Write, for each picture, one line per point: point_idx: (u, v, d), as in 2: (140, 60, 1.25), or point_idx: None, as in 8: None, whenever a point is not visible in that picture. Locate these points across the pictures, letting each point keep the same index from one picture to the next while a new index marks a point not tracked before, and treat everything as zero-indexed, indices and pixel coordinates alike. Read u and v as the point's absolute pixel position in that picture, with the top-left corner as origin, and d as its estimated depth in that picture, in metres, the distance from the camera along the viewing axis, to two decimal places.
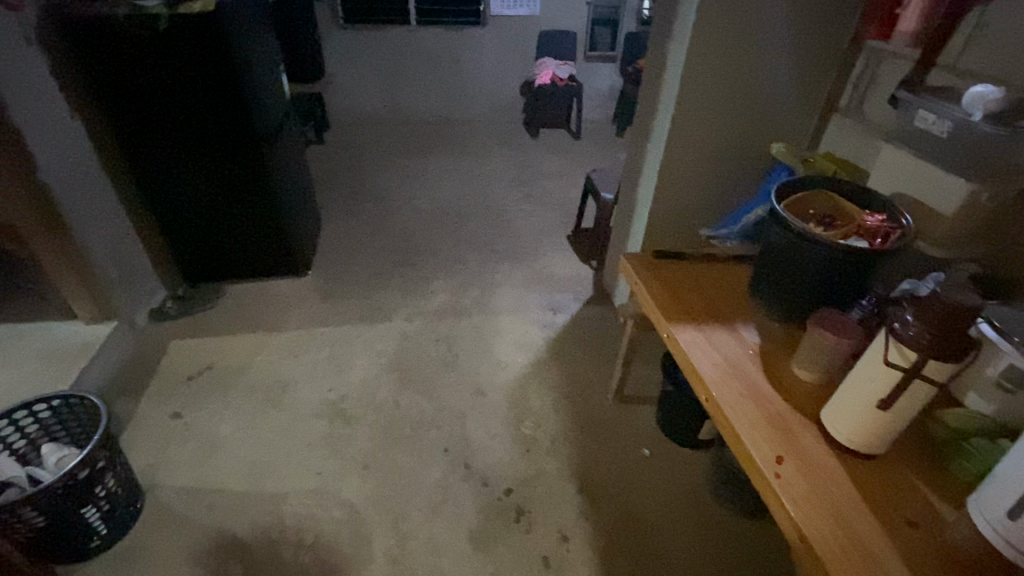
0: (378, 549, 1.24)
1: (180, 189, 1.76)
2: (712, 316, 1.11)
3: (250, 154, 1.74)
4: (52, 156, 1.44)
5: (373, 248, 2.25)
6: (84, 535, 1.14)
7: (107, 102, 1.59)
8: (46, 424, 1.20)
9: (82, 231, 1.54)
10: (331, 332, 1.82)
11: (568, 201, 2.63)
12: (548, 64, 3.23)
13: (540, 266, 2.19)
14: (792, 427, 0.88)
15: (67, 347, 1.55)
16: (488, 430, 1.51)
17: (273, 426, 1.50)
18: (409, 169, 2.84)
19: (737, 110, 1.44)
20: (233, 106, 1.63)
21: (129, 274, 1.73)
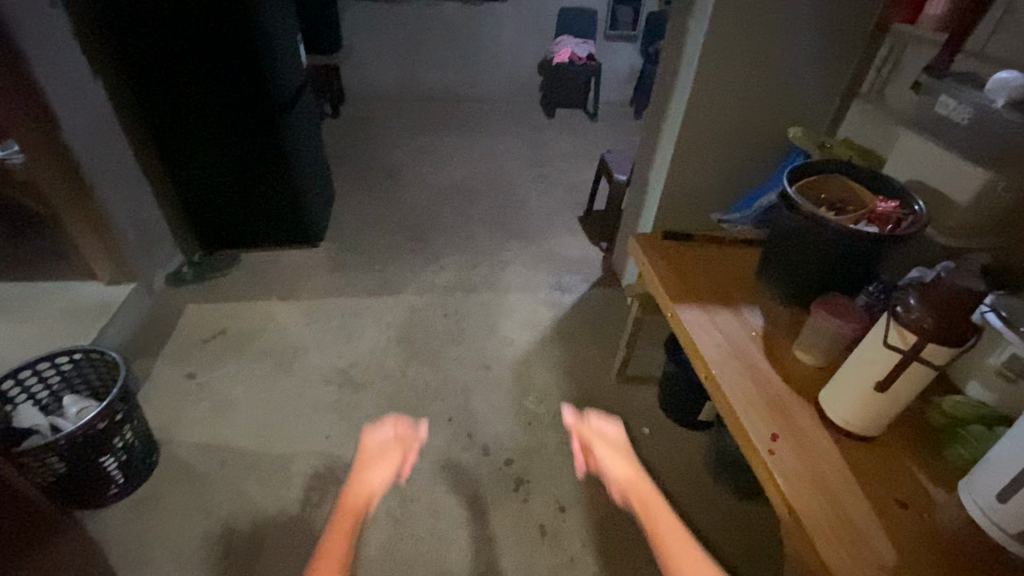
0: (380, 510, 1.28)
1: (197, 157, 1.79)
2: (718, 297, 1.12)
3: (268, 124, 1.75)
4: (76, 120, 1.47)
5: (385, 222, 2.27)
6: (103, 483, 1.20)
7: (129, 69, 1.61)
8: (67, 376, 1.25)
9: (103, 194, 1.57)
10: (342, 302, 1.85)
11: (582, 182, 2.62)
12: (567, 43, 3.22)
13: (550, 245, 2.19)
14: (789, 406, 0.90)
15: (88, 306, 1.61)
16: (493, 402, 1.54)
17: (283, 390, 1.54)
18: (423, 144, 2.83)
19: (755, 93, 1.42)
20: (253, 75, 1.65)
21: (147, 237, 1.77)
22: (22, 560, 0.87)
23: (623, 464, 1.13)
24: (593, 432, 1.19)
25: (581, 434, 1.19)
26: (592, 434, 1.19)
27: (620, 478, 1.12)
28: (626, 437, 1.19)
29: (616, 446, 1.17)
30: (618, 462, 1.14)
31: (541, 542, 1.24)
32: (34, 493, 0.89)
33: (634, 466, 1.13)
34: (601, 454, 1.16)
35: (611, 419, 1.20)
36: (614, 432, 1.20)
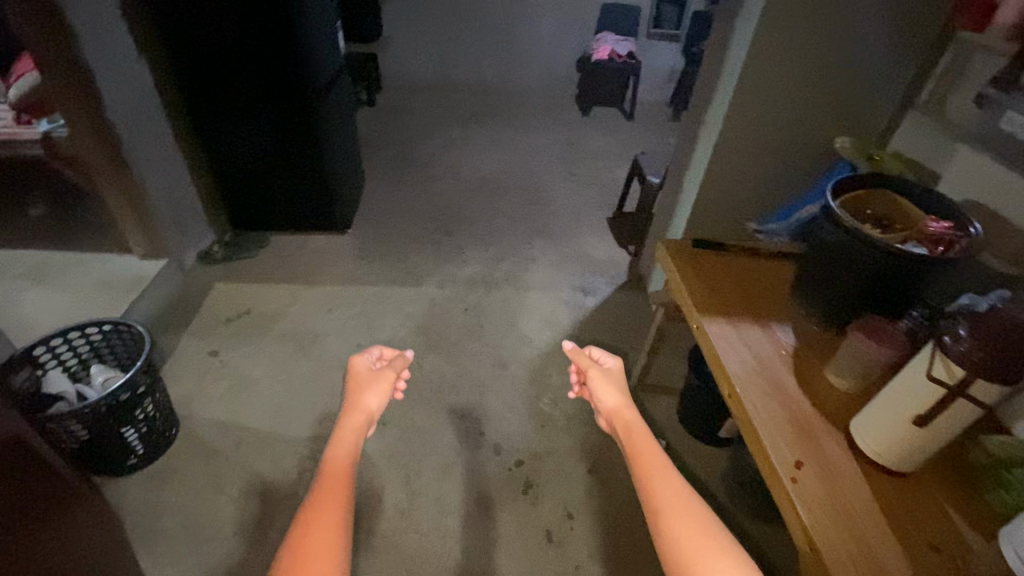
0: (389, 502, 1.28)
1: (234, 139, 1.82)
2: (748, 312, 1.07)
3: (303, 109, 1.77)
4: (119, 96, 1.50)
5: (413, 212, 2.27)
6: (123, 453, 1.23)
7: (173, 46, 1.64)
8: (96, 346, 1.27)
9: (141, 170, 1.61)
10: (364, 290, 1.86)
11: (613, 182, 2.57)
12: (607, 40, 3.16)
13: (576, 246, 2.16)
14: (816, 432, 0.85)
15: (122, 279, 1.66)
16: (507, 401, 1.52)
17: (301, 374, 1.56)
18: (455, 136, 2.82)
19: (802, 99, 1.35)
20: (292, 60, 1.67)
21: (181, 214, 1.81)
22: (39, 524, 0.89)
23: (614, 391, 1.05)
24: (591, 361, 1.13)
25: (580, 363, 1.11)
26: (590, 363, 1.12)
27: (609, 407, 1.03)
28: (624, 373, 1.12)
29: (613, 375, 1.10)
30: (611, 388, 1.06)
31: (546, 548, 1.22)
32: (55, 461, 0.91)
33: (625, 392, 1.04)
34: (595, 383, 1.08)
35: (612, 354, 1.15)
36: (614, 368, 1.14)
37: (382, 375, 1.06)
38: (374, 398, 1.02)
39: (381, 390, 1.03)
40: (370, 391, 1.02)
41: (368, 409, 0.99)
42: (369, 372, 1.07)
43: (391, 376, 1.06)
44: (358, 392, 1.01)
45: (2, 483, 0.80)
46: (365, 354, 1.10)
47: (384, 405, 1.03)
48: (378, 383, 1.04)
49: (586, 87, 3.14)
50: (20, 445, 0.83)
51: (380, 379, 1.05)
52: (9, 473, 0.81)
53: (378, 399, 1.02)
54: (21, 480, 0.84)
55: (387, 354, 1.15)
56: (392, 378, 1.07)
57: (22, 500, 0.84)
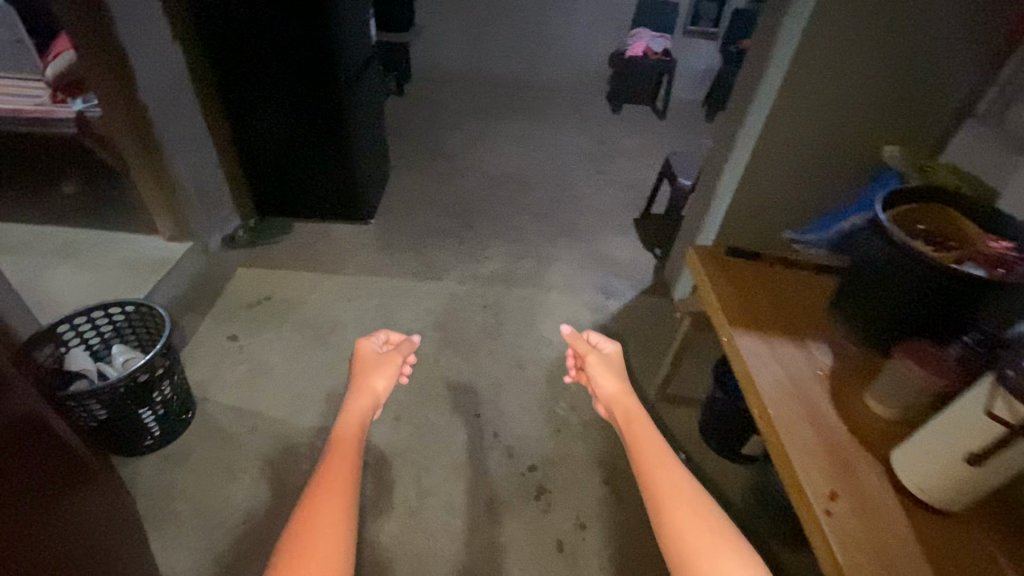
0: (398, 499, 1.26)
1: (262, 124, 1.82)
2: (783, 327, 1.01)
3: (332, 96, 1.75)
4: (153, 78, 1.51)
5: (436, 204, 2.25)
6: (139, 433, 1.24)
7: (208, 30, 1.64)
8: (119, 326, 1.28)
9: (172, 153, 1.63)
10: (384, 281, 1.85)
11: (641, 182, 2.51)
12: (642, 36, 3.07)
13: (601, 247, 2.11)
14: (853, 461, 0.80)
15: (148, 260, 1.68)
16: (523, 403, 1.49)
17: (318, 363, 1.55)
18: (482, 129, 2.79)
19: (851, 103, 1.28)
20: (323, 45, 1.65)
21: (209, 197, 1.82)
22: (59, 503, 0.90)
23: (612, 374, 1.06)
24: (590, 347, 1.13)
25: (577, 348, 1.13)
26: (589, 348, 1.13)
27: (608, 390, 1.04)
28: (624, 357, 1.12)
29: (611, 361, 1.10)
30: (609, 374, 1.06)
31: (556, 557, 1.18)
32: (72, 443, 0.93)
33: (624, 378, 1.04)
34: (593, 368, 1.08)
35: (611, 339, 1.15)
36: (612, 352, 1.13)
37: (388, 357, 1.08)
38: (379, 380, 1.02)
39: (386, 373, 1.05)
40: (377, 373, 1.04)
41: (375, 391, 1.00)
42: (376, 355, 1.09)
43: (397, 359, 1.08)
44: (366, 371, 1.03)
45: (19, 461, 0.80)
46: (372, 337, 1.12)
47: (389, 388, 1.03)
48: (383, 366, 1.05)
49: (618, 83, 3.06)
50: (38, 422, 0.84)
51: (386, 361, 1.06)
52: (28, 449, 0.81)
53: (386, 380, 1.03)
54: (38, 458, 0.84)
55: (394, 338, 1.18)
56: (397, 361, 1.08)
57: (40, 476, 0.84)
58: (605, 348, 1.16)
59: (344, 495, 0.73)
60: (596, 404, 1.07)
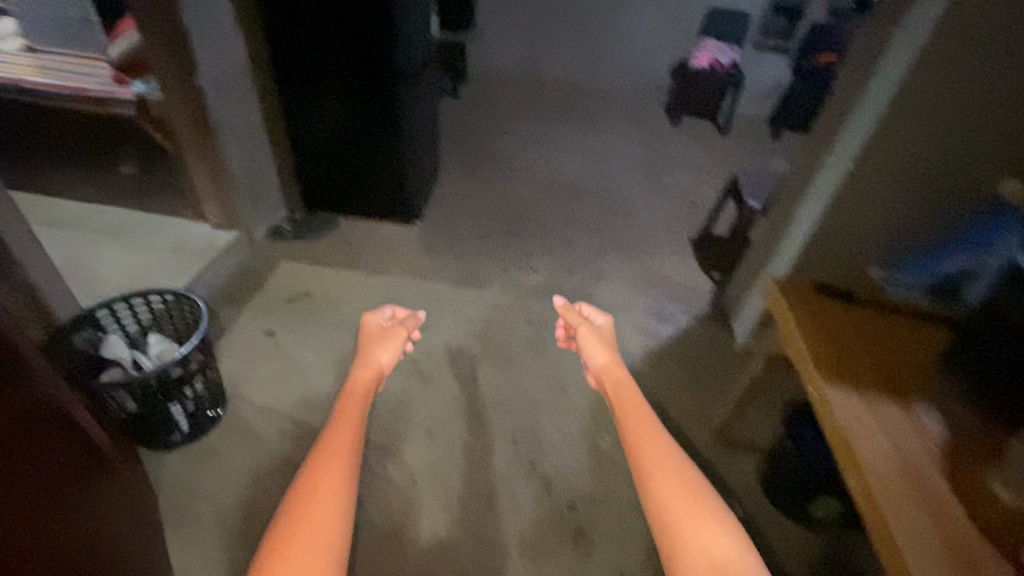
0: (426, 525, 1.18)
1: (317, 121, 1.79)
2: (884, 388, 0.91)
3: (389, 94, 1.70)
4: (213, 63, 1.50)
5: (484, 209, 2.17)
6: (168, 428, 1.19)
7: (271, 23, 1.61)
8: (157, 314, 1.24)
9: (226, 141, 1.61)
10: (426, 286, 1.78)
11: (701, 199, 2.36)
12: (709, 48, 2.88)
13: (655, 267, 1.98)
14: (975, 560, 0.71)
15: (195, 246, 1.67)
16: (564, 430, 1.38)
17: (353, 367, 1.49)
18: (535, 134, 2.70)
19: (978, 142, 1.11)
20: (384, 42, 1.60)
21: (258, 187, 1.80)
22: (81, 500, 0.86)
23: (603, 348, 1.25)
24: (581, 320, 1.33)
25: (570, 319, 1.34)
26: (580, 320, 1.33)
27: (598, 361, 1.23)
28: (613, 329, 1.32)
29: (602, 333, 1.30)
30: (600, 346, 1.25)
31: None
32: (93, 435, 0.89)
33: (612, 350, 1.24)
34: (585, 339, 1.28)
35: (602, 313, 1.35)
36: (604, 325, 1.34)
37: (392, 331, 1.26)
38: (384, 355, 1.21)
39: (392, 346, 1.23)
40: (381, 345, 1.23)
41: (379, 362, 1.19)
42: (380, 329, 1.28)
43: (402, 333, 1.26)
44: (371, 346, 1.22)
45: (42, 455, 0.76)
46: (378, 312, 1.32)
47: (393, 361, 1.22)
48: (388, 339, 1.24)
49: (682, 95, 2.90)
50: (55, 409, 0.79)
51: (391, 335, 1.25)
52: (44, 438, 0.76)
53: (389, 352, 1.22)
54: (54, 447, 0.79)
55: (400, 314, 1.36)
56: (402, 334, 1.26)
57: (55, 468, 0.78)
58: (596, 320, 1.36)
59: (349, 454, 0.90)
60: (588, 372, 1.26)
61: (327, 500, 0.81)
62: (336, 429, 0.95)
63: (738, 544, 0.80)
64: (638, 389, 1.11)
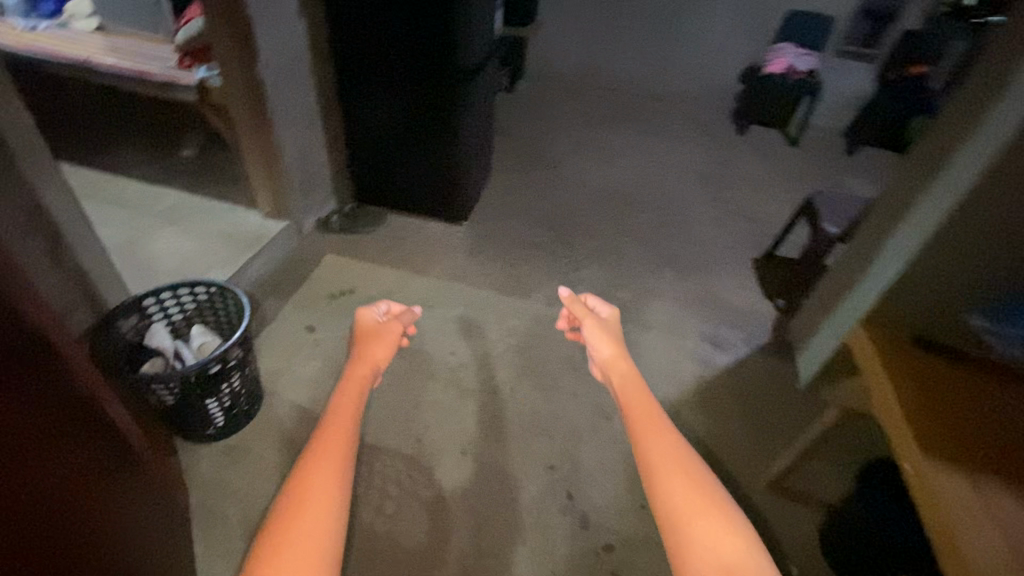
0: (453, 552, 1.12)
1: (371, 113, 1.75)
2: (998, 467, 0.79)
3: (447, 92, 1.65)
4: (274, 53, 1.48)
5: (534, 214, 2.09)
6: (203, 423, 1.18)
7: (335, 16, 1.58)
8: (201, 305, 1.23)
9: (281, 132, 1.60)
10: (469, 292, 1.72)
11: (766, 217, 2.19)
12: (784, 52, 2.63)
13: (713, 288, 1.85)
14: None
15: (245, 236, 1.67)
16: (605, 462, 1.29)
17: (390, 372, 1.45)
18: (592, 136, 2.59)
19: None
20: (446, 38, 1.54)
21: (309, 179, 1.78)
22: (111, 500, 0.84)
23: (609, 340, 1.04)
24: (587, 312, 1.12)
25: (574, 311, 1.13)
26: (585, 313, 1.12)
27: (604, 355, 1.01)
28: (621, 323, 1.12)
29: (606, 326, 1.09)
30: (603, 339, 1.03)
31: None
32: (126, 433, 0.87)
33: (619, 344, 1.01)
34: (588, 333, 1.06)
35: (607, 303, 1.15)
36: (608, 317, 1.13)
37: (388, 328, 1.04)
38: (380, 349, 0.97)
39: (385, 341, 1.01)
40: (377, 338, 1.00)
41: (375, 357, 0.95)
42: (375, 324, 1.06)
43: (396, 329, 1.04)
44: (367, 341, 0.98)
45: (73, 457, 0.74)
46: (373, 306, 1.09)
47: (389, 357, 0.98)
48: (383, 335, 1.01)
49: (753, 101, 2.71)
50: (87, 399, 0.76)
51: (386, 330, 1.03)
52: (60, 432, 0.70)
53: (386, 349, 0.99)
54: (79, 436, 0.75)
55: (395, 309, 1.14)
56: (397, 330, 1.05)
57: (77, 459, 0.75)
58: (601, 312, 1.16)
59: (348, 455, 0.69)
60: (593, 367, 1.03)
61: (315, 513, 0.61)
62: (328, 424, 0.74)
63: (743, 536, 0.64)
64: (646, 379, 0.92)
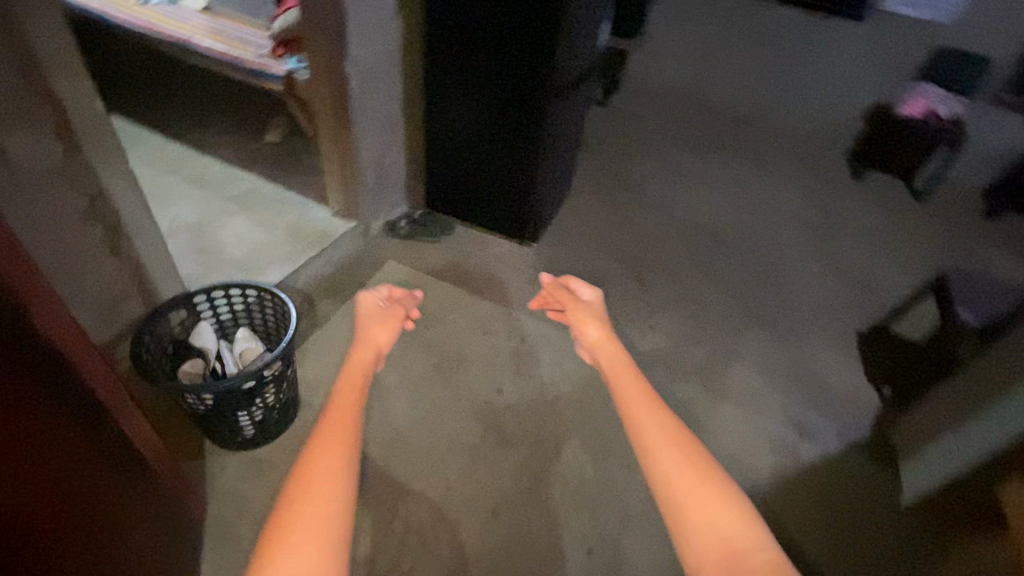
0: None
1: (454, 121, 1.65)
2: None
3: (536, 115, 1.54)
4: (363, 53, 1.43)
5: (610, 244, 1.93)
6: (232, 432, 1.13)
7: (431, 21, 1.50)
8: (250, 308, 1.18)
9: (362, 134, 1.55)
10: (529, 320, 1.58)
11: (881, 281, 1.89)
12: (925, 94, 2.24)
13: (804, 362, 1.63)
14: None
15: (312, 232, 1.64)
16: (651, 556, 1.14)
17: (431, 403, 1.35)
18: (688, 159, 2.34)
19: None
20: (544, 61, 1.44)
21: (382, 180, 1.72)
22: (127, 518, 0.81)
23: (597, 320, 1.02)
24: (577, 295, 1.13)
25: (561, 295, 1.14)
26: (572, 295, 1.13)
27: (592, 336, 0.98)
28: (603, 302, 1.10)
29: (593, 304, 1.09)
30: (592, 321, 1.00)
31: None
32: (140, 451, 0.84)
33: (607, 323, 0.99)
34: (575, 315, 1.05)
35: (590, 285, 1.13)
36: (592, 297, 1.12)
37: (392, 313, 1.02)
38: (382, 334, 0.97)
39: (390, 326, 0.99)
40: (378, 324, 0.98)
41: (376, 341, 0.95)
42: (378, 308, 1.03)
43: (400, 312, 1.02)
44: (372, 327, 0.97)
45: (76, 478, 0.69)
46: (373, 291, 1.06)
47: (392, 341, 0.98)
48: (385, 318, 1.00)
49: (891, 137, 2.22)
50: (93, 401, 0.72)
51: (389, 315, 1.01)
52: (65, 432, 0.67)
53: (389, 334, 0.98)
54: (86, 438, 0.71)
55: (396, 293, 1.11)
56: (399, 314, 1.02)
57: (78, 463, 0.70)
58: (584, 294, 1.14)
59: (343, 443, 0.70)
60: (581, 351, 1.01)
61: (312, 526, 0.60)
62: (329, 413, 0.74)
63: (756, 530, 0.64)
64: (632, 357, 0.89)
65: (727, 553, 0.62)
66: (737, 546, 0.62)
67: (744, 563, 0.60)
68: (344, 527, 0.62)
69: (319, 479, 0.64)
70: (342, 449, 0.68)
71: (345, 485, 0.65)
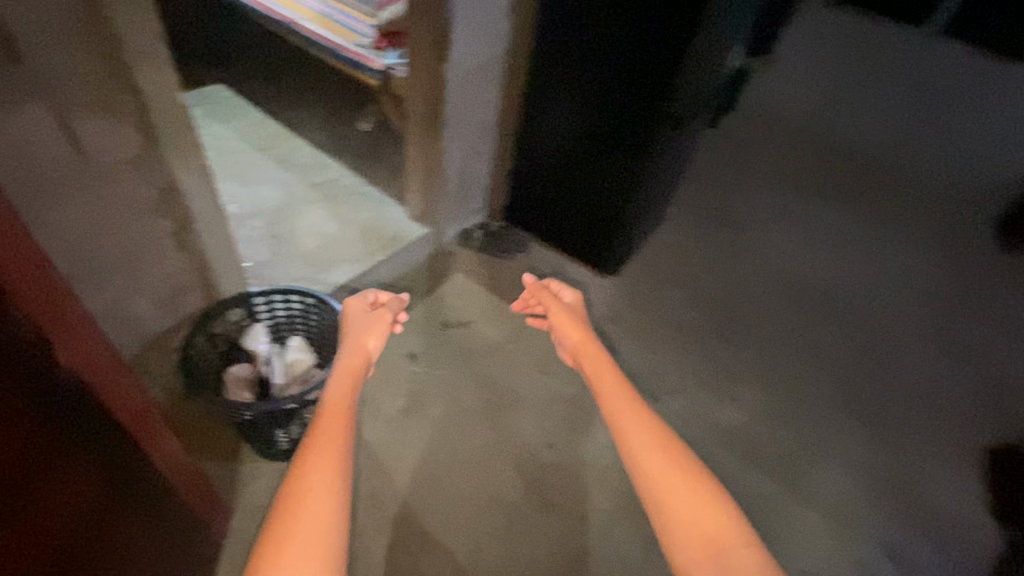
0: None
1: (550, 139, 1.54)
2: None
3: (638, 152, 1.40)
4: (464, 59, 1.33)
5: None
6: (269, 445, 1.09)
7: (547, 32, 1.39)
8: (307, 315, 1.13)
9: (449, 142, 1.46)
10: None
11: None
12: None
13: (909, 476, 1.39)
14: None
15: (384, 234, 1.58)
16: None
17: (473, 444, 1.25)
18: None
19: None
20: (659, 98, 1.30)
21: (464, 190, 1.62)
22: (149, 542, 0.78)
23: (578, 325, 1.11)
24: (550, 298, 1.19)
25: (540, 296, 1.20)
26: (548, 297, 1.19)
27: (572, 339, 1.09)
28: (582, 305, 1.20)
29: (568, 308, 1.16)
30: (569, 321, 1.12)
31: None
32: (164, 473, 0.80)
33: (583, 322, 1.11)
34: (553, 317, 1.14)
35: (569, 288, 1.22)
36: (571, 301, 1.21)
37: (378, 315, 1.03)
38: (371, 339, 0.98)
39: (379, 331, 1.00)
40: (369, 330, 0.99)
41: (365, 346, 0.96)
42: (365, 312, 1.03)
43: (387, 317, 1.03)
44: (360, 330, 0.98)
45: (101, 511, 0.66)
46: (360, 295, 1.05)
47: (382, 345, 1.00)
48: (373, 322, 1.01)
49: None
50: (115, 431, 0.68)
51: (378, 320, 1.01)
52: (94, 464, 0.63)
53: (378, 339, 0.99)
54: (105, 469, 0.66)
55: (382, 297, 1.10)
56: (387, 317, 1.03)
57: (93, 496, 0.64)
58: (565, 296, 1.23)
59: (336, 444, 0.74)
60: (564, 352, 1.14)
61: (311, 528, 0.64)
62: (324, 416, 0.79)
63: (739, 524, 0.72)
64: (615, 362, 1.00)
65: (710, 546, 0.70)
66: (717, 539, 0.70)
67: (726, 551, 0.69)
68: (342, 523, 0.67)
69: (319, 473, 0.69)
70: (334, 451, 0.73)
71: (341, 475, 0.70)
